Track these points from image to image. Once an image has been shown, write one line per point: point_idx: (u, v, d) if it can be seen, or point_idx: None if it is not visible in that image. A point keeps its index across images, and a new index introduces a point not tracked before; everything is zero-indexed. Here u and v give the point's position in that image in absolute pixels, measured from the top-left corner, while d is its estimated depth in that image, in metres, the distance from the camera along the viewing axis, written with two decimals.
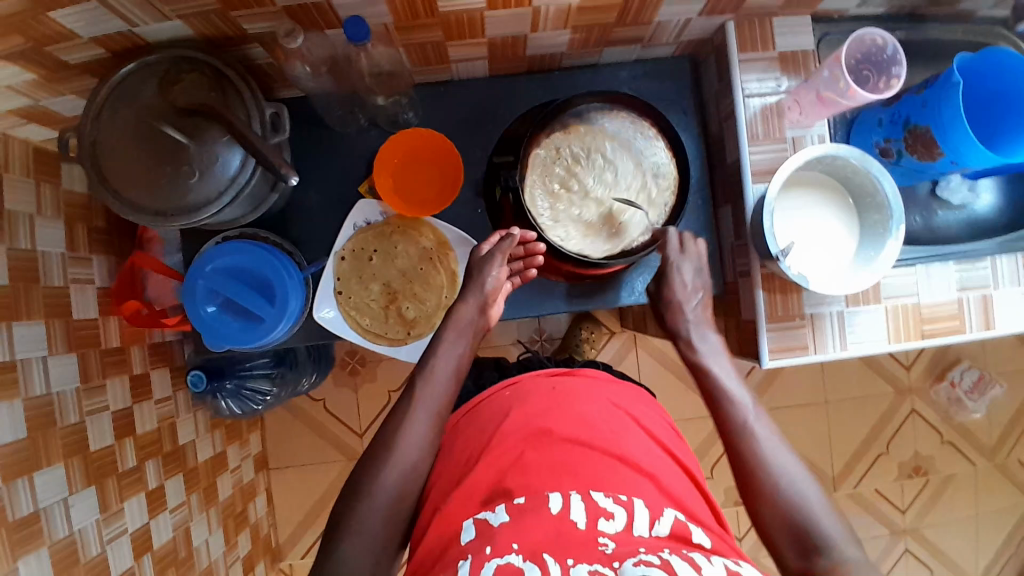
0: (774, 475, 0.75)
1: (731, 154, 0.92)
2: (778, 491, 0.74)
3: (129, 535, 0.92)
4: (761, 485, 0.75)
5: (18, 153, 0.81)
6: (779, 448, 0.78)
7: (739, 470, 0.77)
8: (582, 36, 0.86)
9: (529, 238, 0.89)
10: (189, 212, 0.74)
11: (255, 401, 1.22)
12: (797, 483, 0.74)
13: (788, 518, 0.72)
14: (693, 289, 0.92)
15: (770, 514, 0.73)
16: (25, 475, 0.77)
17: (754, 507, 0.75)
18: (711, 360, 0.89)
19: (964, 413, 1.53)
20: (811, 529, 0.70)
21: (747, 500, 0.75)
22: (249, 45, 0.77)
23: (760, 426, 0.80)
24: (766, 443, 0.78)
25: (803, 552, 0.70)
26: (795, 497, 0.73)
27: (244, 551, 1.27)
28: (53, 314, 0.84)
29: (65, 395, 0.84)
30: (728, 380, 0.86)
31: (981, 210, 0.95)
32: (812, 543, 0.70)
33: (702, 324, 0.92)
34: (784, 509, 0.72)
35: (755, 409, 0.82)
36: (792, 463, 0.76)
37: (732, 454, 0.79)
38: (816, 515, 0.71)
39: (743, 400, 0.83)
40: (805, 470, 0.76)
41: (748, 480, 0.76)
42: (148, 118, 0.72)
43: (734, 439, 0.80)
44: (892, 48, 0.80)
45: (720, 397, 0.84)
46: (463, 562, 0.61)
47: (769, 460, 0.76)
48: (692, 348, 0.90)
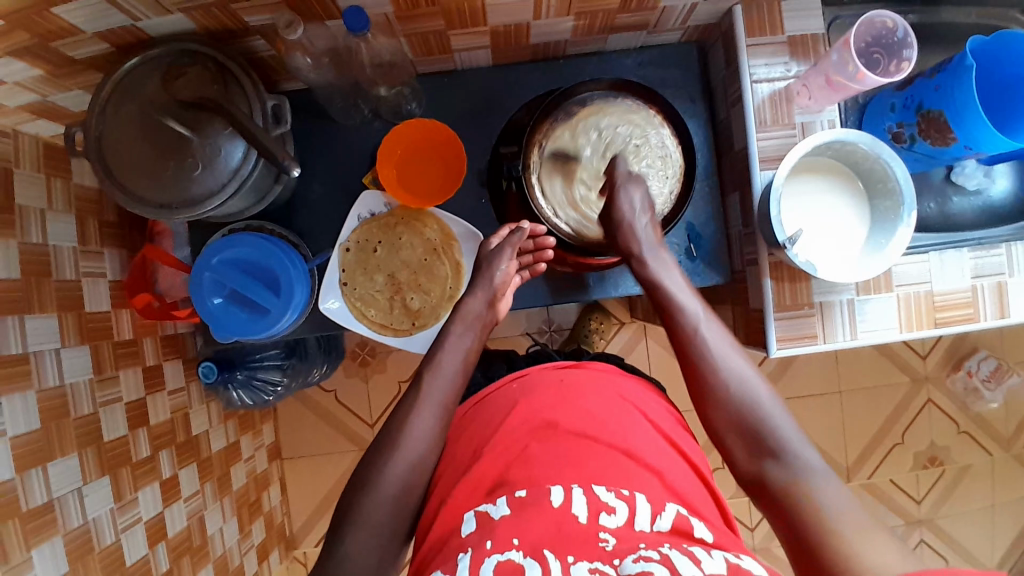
0: (726, 379, 0.77)
1: (737, 141, 0.90)
2: (729, 394, 0.76)
3: (143, 523, 0.94)
4: (712, 391, 0.77)
5: (28, 149, 0.82)
6: (730, 353, 0.79)
7: (691, 377, 0.80)
8: (585, 23, 0.85)
9: (539, 231, 0.91)
10: (193, 205, 0.74)
11: (266, 392, 1.22)
12: (750, 387, 0.76)
13: (737, 419, 0.75)
14: (640, 211, 0.86)
15: (719, 416, 0.76)
16: (40, 465, 0.78)
17: (706, 410, 0.78)
18: (662, 274, 0.86)
19: (981, 403, 1.51)
20: (762, 426, 0.73)
21: (700, 405, 0.79)
22: (251, 37, 0.77)
23: (710, 334, 0.81)
24: (717, 351, 0.79)
25: (755, 451, 0.73)
26: (747, 400, 0.75)
27: (258, 539, 1.29)
28: (65, 307, 0.86)
29: (79, 386, 0.86)
30: (679, 292, 0.84)
31: (996, 195, 0.92)
32: (761, 440, 0.73)
33: (655, 244, 0.87)
34: (734, 409, 0.75)
35: (707, 318, 0.82)
36: (743, 366, 0.78)
37: (684, 362, 0.81)
38: (767, 415, 0.74)
39: (693, 310, 0.83)
40: (756, 373, 0.78)
41: (702, 388, 0.78)
42: (153, 112, 0.73)
43: (684, 348, 0.81)
44: (903, 31, 0.79)
45: (670, 309, 0.84)
46: (463, 556, 0.61)
47: (720, 365, 0.78)
48: (645, 267, 0.86)
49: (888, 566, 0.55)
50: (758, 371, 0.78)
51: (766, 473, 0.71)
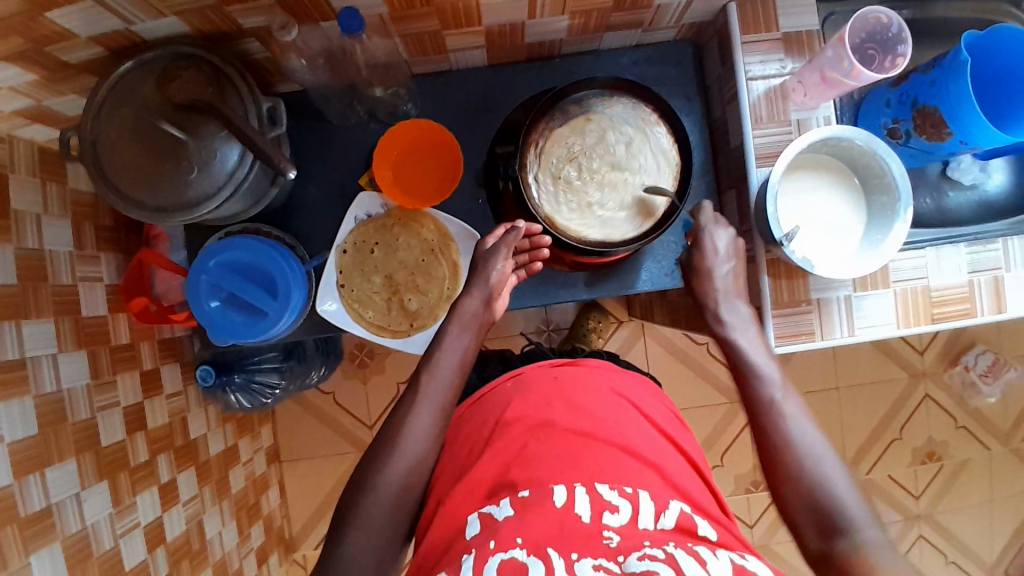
0: (799, 455, 0.74)
1: (734, 138, 0.90)
2: (803, 471, 0.73)
3: (141, 528, 0.93)
4: (784, 463, 0.74)
5: (23, 154, 0.82)
6: (805, 425, 0.77)
7: (764, 448, 0.77)
8: (581, 21, 0.85)
9: (534, 230, 0.88)
10: (189, 208, 0.74)
11: (264, 395, 1.23)
12: (824, 464, 0.73)
13: (811, 496, 0.72)
14: (724, 257, 0.86)
15: (790, 493, 0.73)
16: (38, 471, 0.78)
17: (777, 485, 0.74)
18: (737, 331, 0.84)
19: (978, 398, 1.51)
20: (834, 509, 0.70)
21: (770, 476, 0.75)
22: (246, 40, 0.77)
23: (787, 404, 0.79)
24: (793, 424, 0.77)
25: (825, 532, 0.70)
26: (821, 482, 0.72)
27: (257, 542, 1.29)
28: (62, 312, 0.85)
29: (76, 391, 0.86)
30: (755, 354, 0.83)
31: (992, 190, 0.93)
32: (833, 523, 0.70)
33: (732, 293, 0.86)
34: (808, 489, 0.72)
35: (782, 387, 0.80)
36: (818, 442, 0.75)
37: (757, 430, 0.79)
38: (841, 496, 0.71)
39: (771, 377, 0.81)
40: (830, 452, 0.75)
41: (774, 460, 0.75)
42: (147, 115, 0.72)
43: (760, 417, 0.79)
44: (897, 26, 0.78)
45: (746, 371, 0.82)
46: (466, 556, 0.61)
47: (794, 437, 0.76)
48: (721, 321, 0.85)
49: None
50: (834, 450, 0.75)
51: (838, 561, 0.67)
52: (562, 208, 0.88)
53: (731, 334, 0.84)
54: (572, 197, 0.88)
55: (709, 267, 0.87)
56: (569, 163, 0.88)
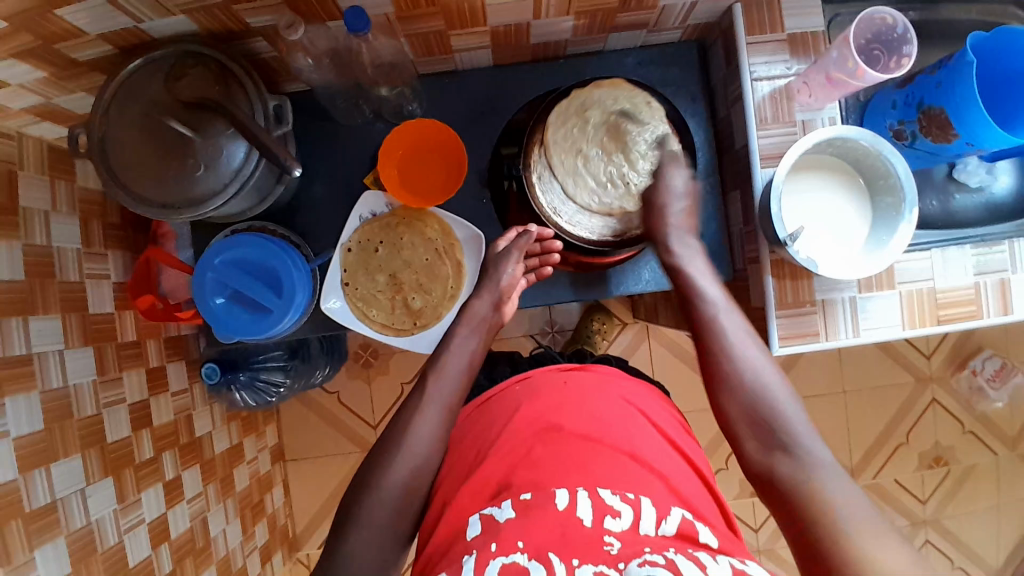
0: (741, 370, 0.78)
1: (739, 139, 0.90)
2: (743, 384, 0.77)
3: (146, 525, 0.94)
4: (727, 380, 0.78)
5: (32, 152, 0.83)
6: (747, 341, 0.80)
7: (708, 365, 0.80)
8: (585, 22, 0.85)
9: (546, 234, 0.91)
10: (195, 204, 0.75)
11: (269, 393, 1.23)
12: (763, 380, 0.77)
13: (751, 411, 0.75)
14: (679, 195, 0.87)
15: (733, 407, 0.77)
16: (43, 466, 0.79)
17: (720, 401, 0.78)
18: (688, 261, 0.87)
19: (986, 403, 1.50)
20: (772, 421, 0.74)
21: (714, 397, 0.79)
22: (253, 39, 0.78)
23: (730, 323, 0.81)
24: (736, 340, 0.80)
25: (765, 445, 0.73)
26: (762, 397, 0.76)
27: (261, 541, 1.29)
28: (69, 308, 0.86)
29: (82, 387, 0.86)
30: (703, 280, 0.85)
31: (999, 193, 0.92)
32: (773, 436, 0.73)
33: (684, 229, 0.88)
34: (748, 402, 0.76)
35: (727, 308, 0.83)
36: (758, 357, 0.79)
37: (702, 349, 0.82)
38: (779, 408, 0.75)
39: (716, 299, 0.84)
40: (771, 366, 0.78)
41: (718, 377, 0.79)
42: (154, 112, 0.73)
43: (704, 338, 0.82)
44: (903, 26, 0.78)
45: (693, 295, 0.85)
46: (468, 557, 0.62)
47: (735, 353, 0.79)
48: (670, 251, 0.87)
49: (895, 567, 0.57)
50: (775, 366, 0.78)
51: (776, 469, 0.71)
52: (558, 141, 0.85)
53: (682, 263, 0.87)
54: (575, 141, 0.84)
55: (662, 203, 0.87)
56: (598, 119, 0.84)
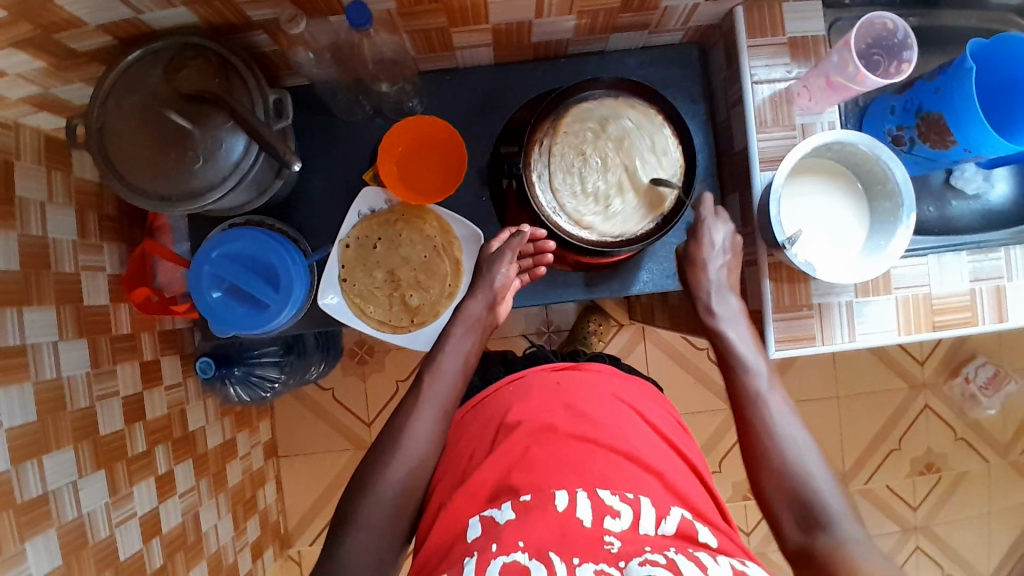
0: (781, 446, 0.76)
1: (738, 141, 0.90)
2: (785, 463, 0.75)
3: (137, 518, 0.93)
4: (768, 457, 0.75)
5: (29, 141, 0.82)
6: (788, 418, 0.78)
7: (747, 440, 0.78)
8: (587, 22, 0.85)
9: (539, 235, 0.90)
10: (194, 197, 0.74)
11: (263, 389, 1.22)
12: (806, 462, 0.75)
13: (791, 490, 0.73)
14: (721, 251, 0.88)
15: (773, 488, 0.74)
16: (35, 458, 0.78)
17: (757, 477, 0.76)
18: (728, 324, 0.85)
19: (978, 410, 1.51)
20: (813, 501, 0.72)
21: (752, 472, 0.77)
22: (254, 32, 0.77)
23: (772, 398, 0.80)
24: (778, 418, 0.78)
25: (804, 526, 0.71)
26: (807, 480, 0.73)
27: (253, 537, 1.29)
28: (63, 299, 0.85)
29: (75, 379, 0.86)
30: (744, 348, 0.84)
31: (995, 200, 0.93)
32: (814, 517, 0.70)
33: (725, 286, 0.88)
34: (790, 483, 0.73)
35: (769, 379, 0.82)
36: (801, 437, 0.77)
37: (742, 424, 0.80)
38: (823, 492, 0.72)
39: (758, 369, 0.82)
40: (813, 445, 0.76)
41: (755, 452, 0.77)
42: (154, 104, 0.73)
43: (745, 411, 0.80)
44: (903, 32, 0.78)
45: (732, 363, 0.83)
46: (469, 559, 0.62)
47: (775, 429, 0.77)
48: (710, 312, 0.87)
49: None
50: (815, 443, 0.77)
51: (816, 549, 0.68)
52: (569, 135, 0.88)
53: (721, 326, 0.85)
54: (582, 142, 0.88)
55: (703, 257, 0.88)
56: (614, 135, 0.89)
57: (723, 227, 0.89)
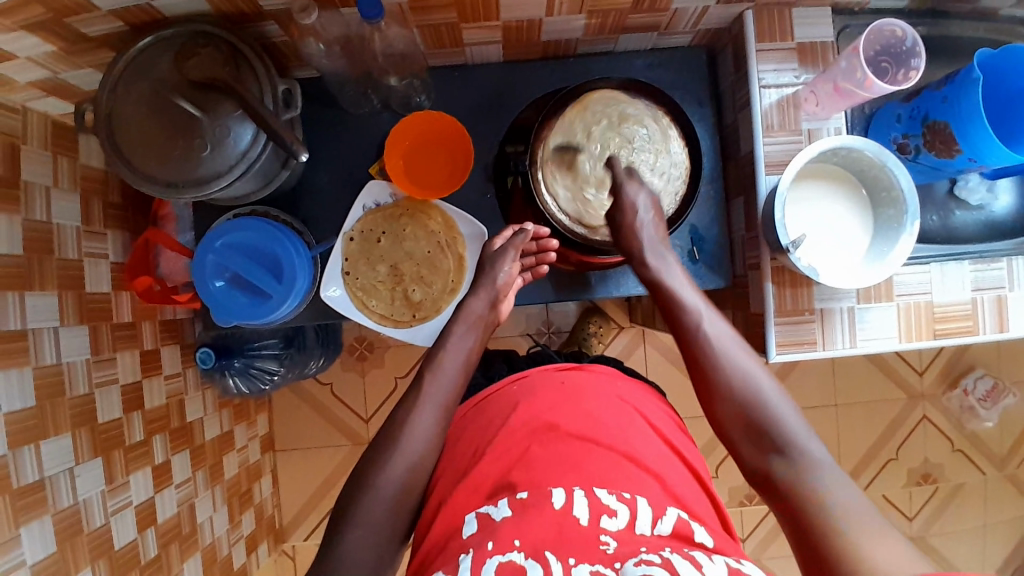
0: (729, 372, 0.77)
1: (744, 145, 0.91)
2: (732, 386, 0.77)
3: (133, 507, 0.93)
4: (716, 385, 0.78)
5: (36, 126, 0.82)
6: (732, 345, 0.79)
7: (698, 372, 0.80)
8: (597, 21, 0.86)
9: (542, 233, 0.91)
10: (200, 184, 0.74)
11: (262, 380, 1.22)
12: (756, 383, 0.76)
13: (740, 411, 0.76)
14: (644, 211, 0.85)
15: (726, 411, 0.77)
16: (32, 443, 0.78)
17: (710, 400, 0.79)
18: (666, 272, 0.86)
19: (976, 421, 1.51)
20: (762, 418, 0.74)
21: (705, 399, 0.79)
22: (265, 22, 0.77)
23: (714, 328, 0.81)
24: (720, 344, 0.79)
25: (756, 442, 0.74)
26: (751, 396, 0.76)
27: (248, 530, 1.28)
28: (65, 286, 0.85)
29: (75, 365, 0.85)
30: (682, 289, 0.85)
31: (999, 211, 0.93)
32: (764, 434, 0.74)
33: (657, 243, 0.86)
34: (739, 404, 0.76)
35: (709, 312, 0.82)
36: (747, 359, 0.78)
37: (690, 359, 0.81)
38: (773, 410, 0.75)
39: (697, 305, 0.83)
40: (757, 364, 0.78)
41: (703, 379, 0.79)
42: (163, 90, 0.73)
43: (688, 344, 0.81)
44: (912, 40, 0.79)
45: (672, 306, 0.84)
46: (464, 556, 0.62)
47: (723, 359, 0.78)
48: (647, 267, 0.86)
49: (897, 566, 0.57)
50: (762, 363, 0.79)
51: (771, 466, 0.72)
52: (585, 128, 0.87)
53: (660, 275, 0.85)
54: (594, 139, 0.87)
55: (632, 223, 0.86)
56: (618, 137, 0.87)
57: (644, 189, 0.86)
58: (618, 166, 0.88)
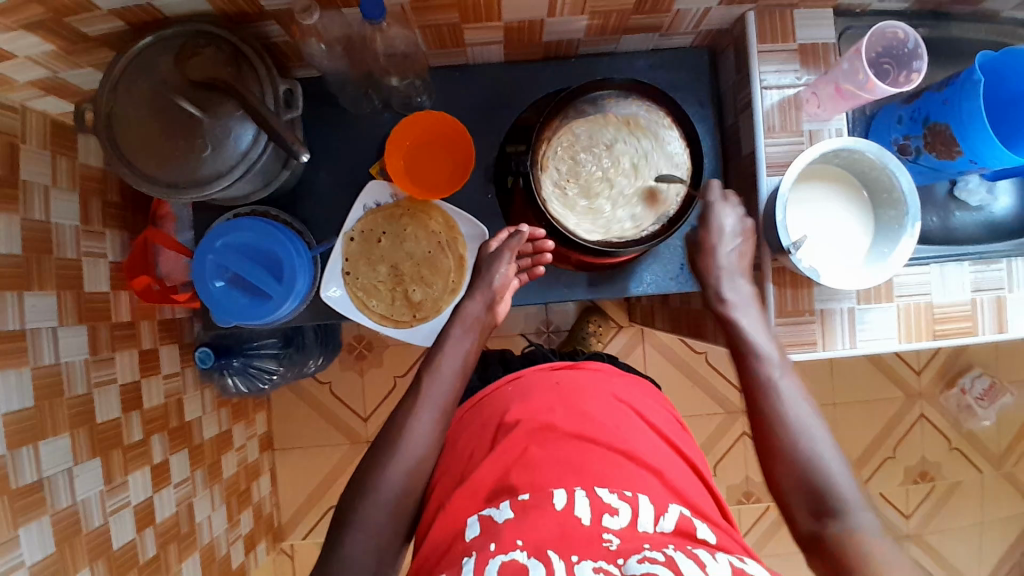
0: (795, 432, 0.76)
1: (746, 146, 0.91)
2: (797, 449, 0.75)
3: (131, 507, 0.93)
4: (780, 442, 0.76)
5: (35, 125, 0.82)
6: (802, 406, 0.78)
7: (760, 425, 0.79)
8: (599, 22, 0.85)
9: (538, 234, 0.91)
10: (200, 185, 0.74)
11: (261, 380, 1.23)
12: (821, 452, 0.75)
13: (801, 473, 0.74)
14: (732, 234, 0.87)
15: (786, 476, 0.75)
16: (31, 444, 0.78)
17: (768, 459, 0.77)
18: (738, 311, 0.85)
19: (973, 421, 1.52)
20: (823, 483, 0.73)
21: (763, 455, 0.78)
22: (266, 22, 0.77)
23: (784, 384, 0.80)
24: (790, 402, 0.79)
25: (815, 509, 0.72)
26: (816, 460, 0.74)
27: (246, 529, 1.28)
28: (65, 286, 0.85)
29: (74, 365, 0.85)
30: (755, 334, 0.84)
31: (999, 212, 0.93)
32: (824, 500, 0.72)
33: (736, 273, 0.87)
34: (800, 465, 0.74)
35: (782, 367, 0.81)
36: (814, 426, 0.77)
37: (756, 411, 0.80)
38: (837, 484, 0.72)
39: (769, 355, 0.82)
40: (825, 430, 0.77)
41: (766, 435, 0.78)
42: (164, 91, 0.73)
43: (757, 395, 0.80)
44: (914, 42, 0.79)
45: (744, 351, 0.83)
46: (467, 559, 0.62)
47: (791, 418, 0.77)
48: (722, 299, 0.86)
49: None
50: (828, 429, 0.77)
51: (826, 534, 0.70)
52: (600, 131, 0.88)
53: (734, 314, 0.85)
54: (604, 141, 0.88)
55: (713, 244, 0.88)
56: (621, 158, 0.88)
57: (733, 210, 0.88)
58: (620, 166, 0.89)
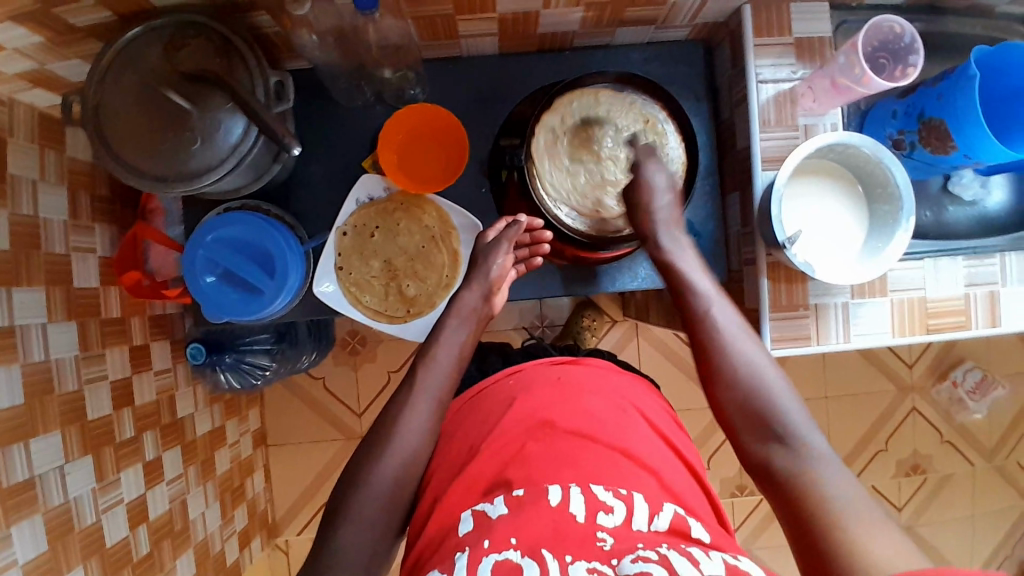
0: (735, 360, 0.76)
1: (741, 141, 0.90)
2: (737, 375, 0.75)
3: (124, 504, 0.92)
4: (722, 373, 0.76)
5: (22, 118, 0.80)
6: (741, 334, 0.78)
7: (704, 359, 0.79)
8: (594, 14, 0.85)
9: (536, 224, 0.91)
10: (190, 178, 0.73)
11: (254, 376, 1.21)
12: (762, 376, 0.75)
13: (742, 400, 0.74)
14: (662, 190, 0.85)
15: (730, 404, 0.75)
16: (21, 442, 0.77)
17: (714, 392, 0.77)
18: (678, 255, 0.85)
19: (964, 413, 1.53)
20: (764, 407, 0.73)
21: (710, 388, 0.78)
22: (257, 13, 0.75)
23: (722, 315, 0.80)
24: (729, 332, 0.78)
25: (759, 434, 0.72)
26: (754, 384, 0.74)
27: (240, 525, 1.28)
28: (53, 281, 0.84)
29: (64, 362, 0.84)
30: (692, 273, 0.84)
31: (992, 207, 0.93)
32: (767, 424, 0.72)
33: (673, 225, 0.86)
34: (742, 392, 0.74)
35: (719, 298, 0.81)
36: (752, 351, 0.77)
37: (697, 346, 0.80)
38: (779, 404, 0.72)
39: (707, 291, 0.82)
40: (764, 353, 0.77)
41: (709, 367, 0.78)
42: (152, 83, 0.71)
43: (697, 329, 0.80)
44: (910, 36, 0.79)
45: (682, 290, 0.83)
46: (460, 554, 0.61)
47: (731, 347, 0.77)
48: (659, 247, 0.86)
49: (891, 558, 0.54)
50: (768, 353, 0.77)
51: (772, 459, 0.70)
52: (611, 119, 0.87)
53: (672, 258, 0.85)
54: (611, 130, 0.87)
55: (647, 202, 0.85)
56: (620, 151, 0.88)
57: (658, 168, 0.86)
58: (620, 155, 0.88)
